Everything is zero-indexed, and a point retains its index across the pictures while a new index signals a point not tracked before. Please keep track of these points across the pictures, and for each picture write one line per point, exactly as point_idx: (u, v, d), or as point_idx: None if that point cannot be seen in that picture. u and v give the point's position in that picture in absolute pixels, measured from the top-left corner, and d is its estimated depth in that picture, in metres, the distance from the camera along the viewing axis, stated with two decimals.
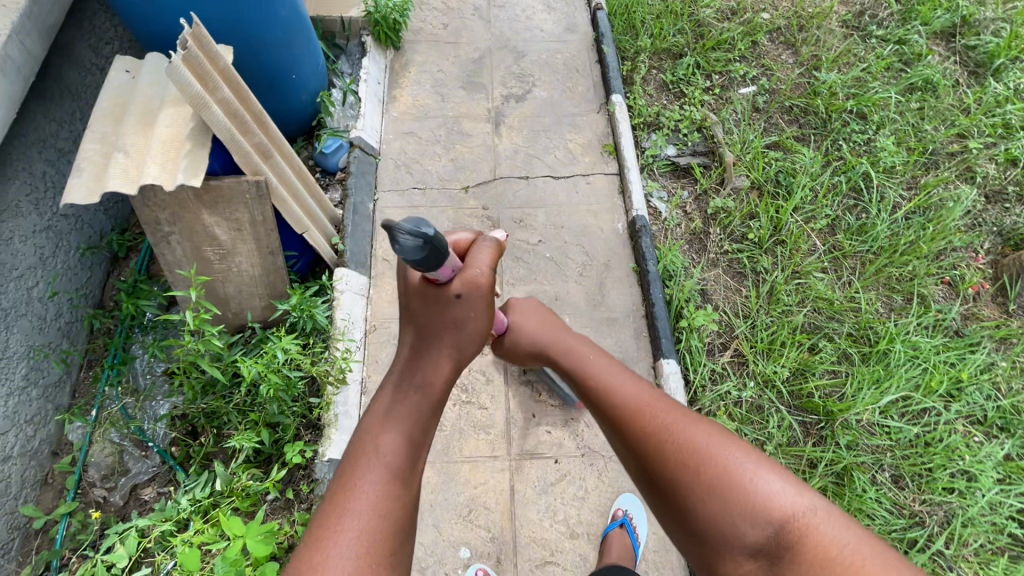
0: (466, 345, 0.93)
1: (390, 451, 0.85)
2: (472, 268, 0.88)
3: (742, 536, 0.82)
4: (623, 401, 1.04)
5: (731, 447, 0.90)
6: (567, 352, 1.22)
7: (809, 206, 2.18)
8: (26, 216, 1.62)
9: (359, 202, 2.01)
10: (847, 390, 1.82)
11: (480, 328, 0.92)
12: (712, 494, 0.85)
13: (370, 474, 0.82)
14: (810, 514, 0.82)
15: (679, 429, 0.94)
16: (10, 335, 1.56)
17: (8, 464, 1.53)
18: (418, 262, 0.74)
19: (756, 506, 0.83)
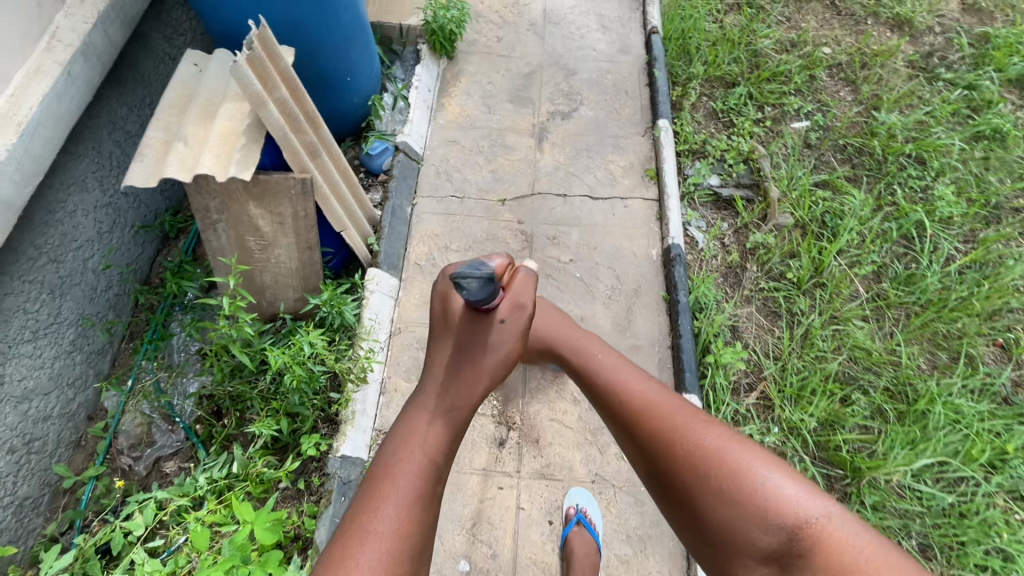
0: (504, 362, 1.13)
1: (417, 474, 0.96)
2: (519, 296, 1.13)
3: (755, 542, 0.89)
4: (639, 402, 1.09)
5: (745, 450, 0.97)
6: (571, 344, 1.25)
7: (855, 250, 2.10)
8: (91, 192, 1.73)
9: (398, 206, 2.06)
10: (879, 447, 1.73)
11: (519, 348, 1.15)
12: (724, 499, 0.92)
13: (395, 497, 0.92)
14: (825, 519, 0.88)
15: (694, 434, 1.00)
16: (63, 302, 1.66)
17: (48, 423, 1.62)
18: (478, 295, 1.00)
19: (770, 512, 0.89)
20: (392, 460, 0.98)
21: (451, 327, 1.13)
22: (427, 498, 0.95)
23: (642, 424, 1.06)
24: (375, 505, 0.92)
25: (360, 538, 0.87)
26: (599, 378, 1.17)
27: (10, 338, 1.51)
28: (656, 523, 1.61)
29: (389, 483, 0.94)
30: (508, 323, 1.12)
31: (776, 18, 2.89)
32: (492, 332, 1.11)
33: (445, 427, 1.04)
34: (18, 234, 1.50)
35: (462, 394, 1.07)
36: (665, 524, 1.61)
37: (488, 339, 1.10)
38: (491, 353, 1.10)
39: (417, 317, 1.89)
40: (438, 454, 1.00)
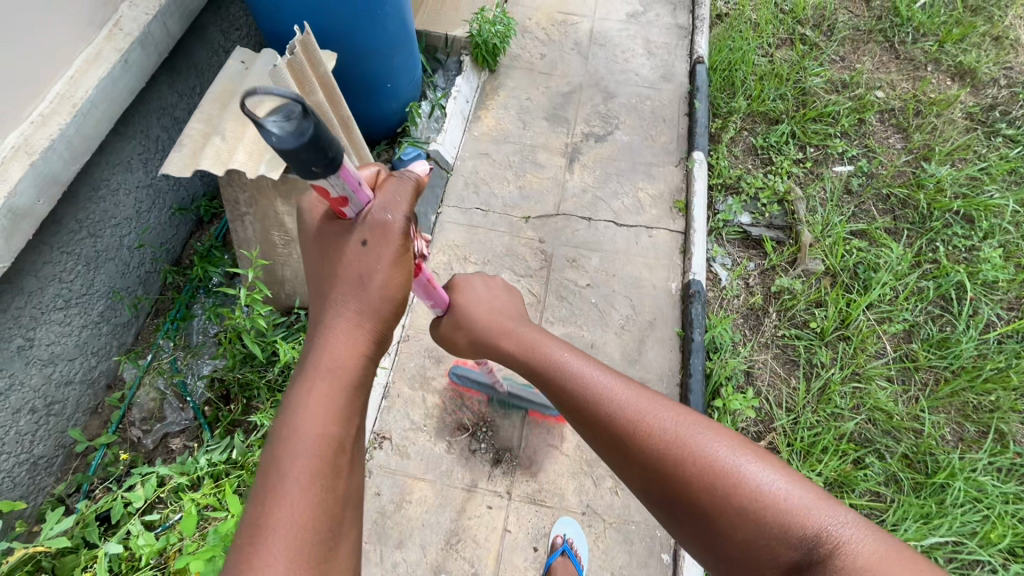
0: (383, 297, 0.90)
1: (308, 450, 0.77)
2: (381, 211, 0.91)
3: (774, 558, 0.76)
4: (605, 406, 0.96)
5: (738, 450, 0.84)
6: (526, 348, 1.15)
7: (886, 305, 2.01)
8: (134, 172, 1.81)
9: (423, 213, 2.09)
10: (889, 517, 1.65)
11: (402, 270, 0.92)
12: (738, 512, 0.78)
13: (290, 478, 0.74)
14: (847, 528, 0.74)
15: (676, 436, 0.87)
16: (97, 275, 1.74)
17: (69, 388, 1.71)
18: (297, 153, 0.65)
19: (784, 525, 0.75)
20: (281, 433, 0.79)
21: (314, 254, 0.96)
22: (336, 468, 0.79)
23: (621, 432, 0.92)
24: (271, 494, 0.73)
25: (262, 533, 0.70)
26: (562, 385, 1.04)
27: (44, 305, 1.59)
28: (643, 564, 1.57)
29: (282, 464, 0.75)
30: (373, 246, 0.90)
31: (829, 56, 2.81)
32: (358, 257, 0.90)
33: (337, 385, 0.84)
34: (62, 208, 1.59)
35: (341, 339, 0.87)
36: (652, 567, 1.57)
37: (354, 264, 0.90)
38: (362, 287, 0.88)
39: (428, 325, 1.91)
40: (331, 424, 0.80)
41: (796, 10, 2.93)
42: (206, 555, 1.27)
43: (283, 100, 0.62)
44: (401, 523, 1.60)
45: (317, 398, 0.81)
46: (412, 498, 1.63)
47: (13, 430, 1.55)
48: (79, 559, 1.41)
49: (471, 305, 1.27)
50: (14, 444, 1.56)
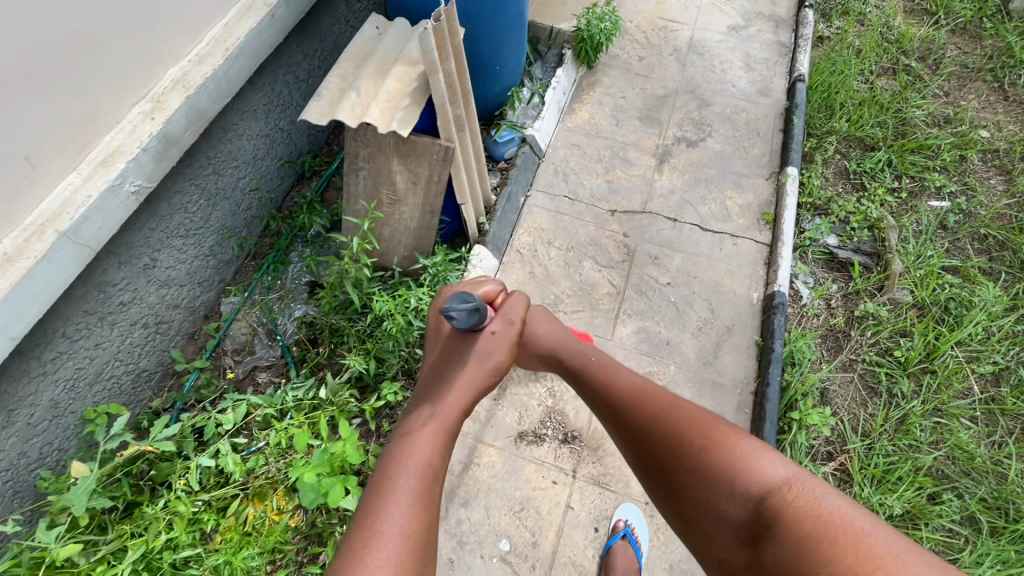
0: (492, 371, 1.29)
1: (414, 475, 1.01)
2: (508, 316, 1.36)
3: (727, 513, 0.98)
4: (618, 392, 1.27)
5: (722, 431, 1.06)
6: (574, 353, 1.44)
7: (976, 345, 1.94)
8: (258, 121, 1.93)
9: (514, 193, 2.15)
10: (962, 557, 1.59)
11: (511, 361, 1.34)
12: (704, 478, 1.02)
13: (398, 490, 0.98)
14: (789, 483, 0.93)
15: (671, 414, 1.14)
16: (214, 211, 1.86)
17: (175, 312, 1.83)
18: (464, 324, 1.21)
19: (736, 484, 0.97)
20: (395, 458, 1.05)
21: (442, 344, 1.36)
22: (431, 498, 1.01)
23: (629, 414, 1.21)
24: (381, 506, 0.96)
25: (372, 534, 0.91)
26: (589, 378, 1.36)
27: (170, 230, 1.71)
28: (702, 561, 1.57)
29: (393, 480, 1.00)
30: (499, 335, 1.34)
31: (933, 90, 2.75)
32: (484, 346, 1.30)
33: (443, 431, 1.13)
34: (198, 145, 1.71)
35: (453, 397, 1.21)
36: None
37: (480, 349, 1.30)
38: (481, 364, 1.27)
39: None
40: (432, 456, 1.07)
41: (902, 40, 2.87)
42: (317, 469, 1.47)
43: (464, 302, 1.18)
44: (469, 483, 1.65)
45: (425, 435, 1.11)
46: (480, 462, 1.68)
47: (128, 341, 1.67)
48: (173, 467, 1.49)
49: (534, 321, 1.53)
50: (126, 354, 1.68)
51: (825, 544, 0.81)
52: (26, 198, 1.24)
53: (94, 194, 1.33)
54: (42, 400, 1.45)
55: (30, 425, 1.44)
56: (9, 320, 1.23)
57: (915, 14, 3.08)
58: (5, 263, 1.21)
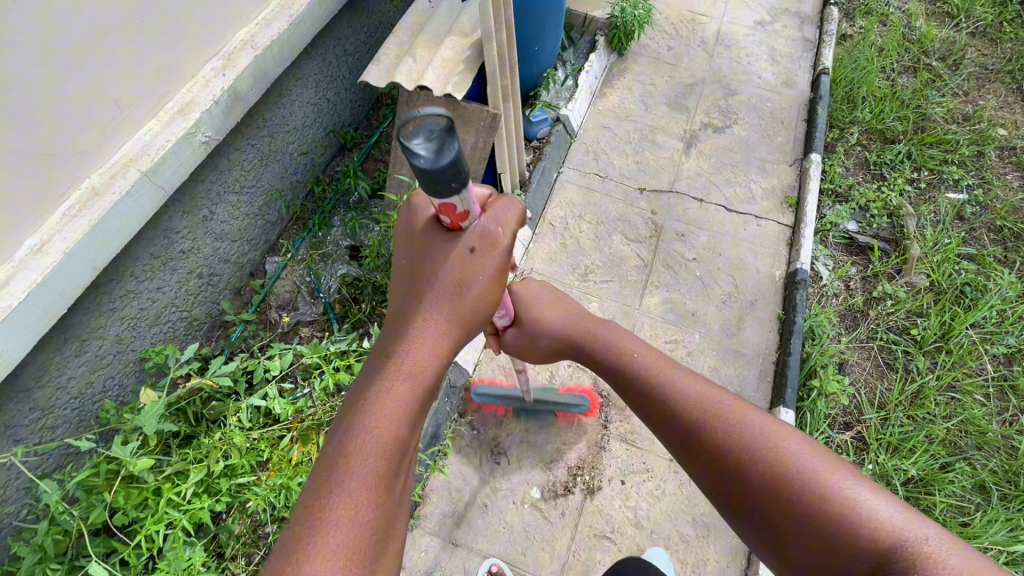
0: (475, 307, 0.96)
1: (377, 450, 0.81)
2: (493, 225, 0.96)
3: (840, 566, 0.77)
4: (673, 399, 1.01)
5: (816, 456, 0.85)
6: (598, 345, 1.22)
7: (991, 327, 2.01)
8: (309, 88, 2.03)
9: (548, 168, 2.24)
10: (973, 519, 1.66)
11: (495, 284, 0.98)
12: (797, 512, 0.81)
13: (356, 468, 0.79)
14: (922, 541, 0.73)
15: (747, 433, 0.90)
16: (265, 172, 1.95)
17: (226, 265, 1.92)
18: (432, 172, 0.67)
19: (845, 531, 0.77)
20: (356, 427, 0.83)
21: (414, 258, 0.99)
22: (394, 474, 0.83)
23: (691, 431, 0.96)
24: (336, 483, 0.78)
25: (320, 517, 0.75)
26: (629, 377, 1.11)
27: (226, 185, 1.80)
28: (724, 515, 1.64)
29: (350, 454, 0.80)
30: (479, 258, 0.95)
31: (952, 89, 2.83)
32: (460, 266, 0.95)
33: (411, 390, 0.89)
34: (257, 106, 1.81)
35: (425, 347, 0.93)
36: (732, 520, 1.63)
37: (454, 271, 0.94)
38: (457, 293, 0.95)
39: (541, 268, 2.05)
40: (399, 427, 0.84)
41: (923, 40, 2.95)
42: None
43: (424, 120, 0.66)
44: (502, 435, 1.73)
45: (394, 396, 0.87)
46: (513, 416, 1.76)
47: (184, 288, 1.76)
48: (226, 406, 1.58)
49: (539, 305, 1.36)
50: (182, 301, 1.77)
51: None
52: (114, 139, 1.35)
53: (172, 139, 1.43)
54: (109, 335, 1.54)
55: (99, 357, 1.52)
56: (95, 249, 1.32)
57: (936, 16, 3.16)
58: (93, 197, 1.31)
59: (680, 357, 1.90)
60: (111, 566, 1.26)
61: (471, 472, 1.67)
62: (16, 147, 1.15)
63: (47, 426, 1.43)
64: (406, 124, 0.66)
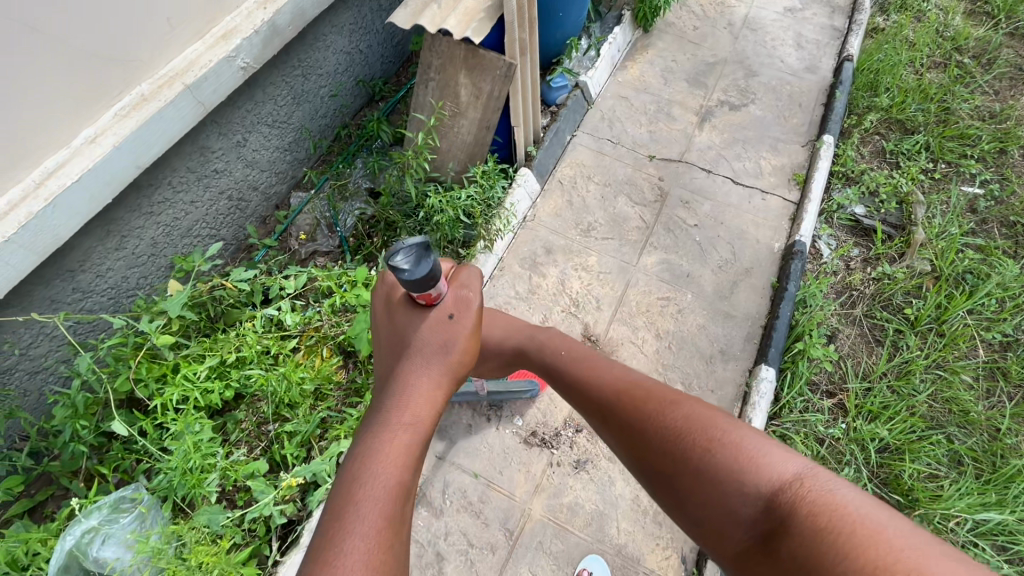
0: (459, 361, 1.05)
1: (381, 495, 0.85)
2: (464, 289, 1.07)
3: (733, 512, 0.81)
4: (606, 391, 1.12)
5: (719, 421, 0.92)
6: (547, 351, 1.33)
7: (989, 314, 2.01)
8: (343, 37, 2.17)
9: (562, 129, 2.33)
10: (944, 489, 1.69)
11: (475, 342, 1.09)
12: (705, 471, 0.86)
13: (359, 522, 0.81)
14: (801, 479, 0.77)
15: (668, 407, 0.98)
16: (296, 111, 2.10)
17: (254, 193, 2.08)
18: (415, 282, 0.88)
19: (741, 480, 0.81)
20: (354, 485, 0.86)
21: (393, 325, 1.10)
22: (399, 526, 0.84)
23: (615, 412, 1.06)
24: (339, 537, 0.79)
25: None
26: (572, 375, 1.22)
27: (260, 117, 1.95)
28: None
29: (353, 509, 0.82)
30: (457, 320, 1.06)
31: (981, 87, 2.79)
32: (440, 330, 1.04)
33: (413, 442, 0.94)
34: (293, 45, 1.96)
35: (423, 397, 1.00)
36: None
37: (434, 336, 1.04)
38: (443, 354, 1.04)
39: (546, 221, 2.15)
40: (403, 474, 0.89)
41: (958, 38, 2.92)
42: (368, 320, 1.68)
43: (408, 245, 0.84)
44: None
45: (394, 450, 0.91)
46: None
47: (214, 208, 1.92)
48: (242, 312, 1.72)
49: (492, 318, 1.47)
50: (212, 221, 1.93)
51: (842, 546, 0.65)
52: (162, 53, 1.50)
53: (214, 60, 1.58)
54: (145, 237, 1.70)
55: (135, 255, 1.69)
56: (137, 149, 1.47)
57: (975, 16, 3.12)
58: (142, 102, 1.47)
59: (671, 313, 1.98)
60: (129, 429, 1.43)
61: (460, 397, 1.78)
62: (79, 45, 1.32)
63: (88, 310, 1.60)
64: (391, 250, 0.83)
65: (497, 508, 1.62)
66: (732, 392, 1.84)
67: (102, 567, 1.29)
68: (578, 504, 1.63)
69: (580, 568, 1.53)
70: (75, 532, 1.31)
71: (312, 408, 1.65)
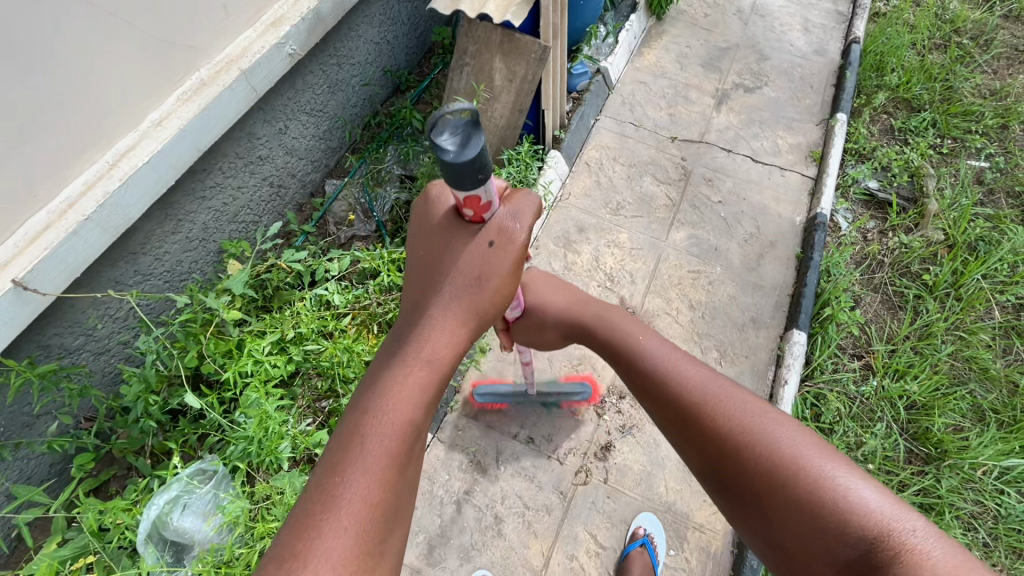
0: (489, 302, 0.99)
1: (392, 431, 0.83)
2: (511, 218, 0.98)
3: (829, 551, 0.79)
4: (682, 384, 1.07)
5: (821, 452, 0.87)
6: (616, 334, 1.28)
7: (1002, 278, 2.11)
8: (374, 27, 2.23)
9: (586, 114, 2.40)
10: (970, 441, 1.78)
11: (513, 281, 1.01)
12: (797, 500, 0.83)
13: (363, 456, 0.80)
14: (909, 532, 0.75)
15: (751, 425, 0.93)
16: (331, 99, 2.15)
17: (292, 180, 2.13)
18: (456, 167, 0.74)
19: (843, 521, 0.78)
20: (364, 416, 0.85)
21: (432, 244, 1.02)
22: (402, 470, 0.83)
23: (689, 413, 1.02)
24: (348, 459, 0.80)
25: (328, 500, 0.75)
26: (643, 365, 1.16)
27: (298, 105, 2.00)
28: None
29: (361, 440, 0.82)
30: (496, 251, 0.98)
31: (981, 66, 2.90)
32: (476, 260, 0.97)
33: (431, 379, 0.92)
34: (329, 34, 2.01)
35: (445, 334, 0.96)
36: None
37: (470, 266, 0.97)
38: (475, 290, 0.97)
39: (576, 201, 2.22)
40: (416, 410, 0.88)
41: (956, 21, 3.02)
42: None
43: (450, 119, 0.72)
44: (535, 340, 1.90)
45: (407, 385, 0.90)
46: None
47: (258, 194, 1.97)
48: (293, 293, 1.77)
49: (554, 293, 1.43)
50: (255, 207, 1.98)
51: None
52: (217, 41, 1.55)
53: (265, 48, 1.63)
54: (198, 221, 1.75)
55: (189, 239, 1.74)
56: (197, 133, 1.52)
57: None
58: (201, 87, 1.52)
59: (702, 285, 2.06)
60: (200, 403, 1.48)
61: (506, 369, 1.84)
62: (145, 33, 1.36)
63: (148, 292, 1.65)
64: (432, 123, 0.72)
65: (549, 472, 1.69)
66: (765, 357, 1.92)
67: (181, 534, 1.36)
68: (626, 466, 1.70)
69: (634, 525, 1.61)
70: (158, 501, 1.35)
71: None
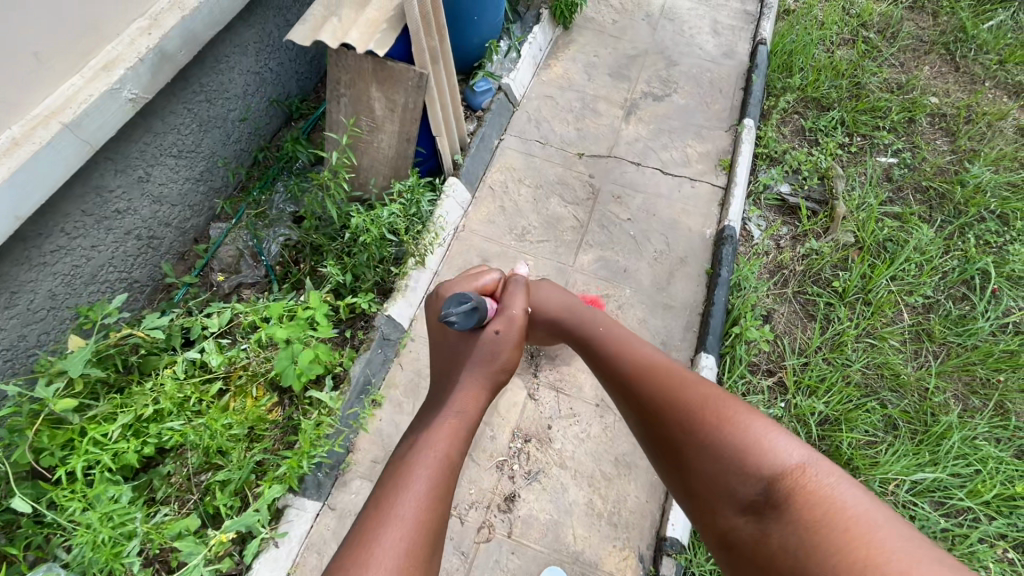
0: (501, 368, 1.32)
1: (433, 465, 1.05)
2: (511, 307, 1.40)
3: (733, 490, 0.93)
4: (628, 363, 1.23)
5: (736, 408, 1.01)
6: (583, 322, 1.41)
7: (909, 279, 2.10)
8: (248, 56, 2.05)
9: (488, 135, 2.29)
10: (880, 454, 1.75)
11: (516, 354, 1.36)
12: (709, 446, 0.98)
13: (412, 485, 1.00)
14: (801, 469, 0.88)
15: (680, 390, 1.10)
16: (205, 137, 1.99)
17: (167, 229, 1.96)
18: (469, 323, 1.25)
19: (743, 463, 0.93)
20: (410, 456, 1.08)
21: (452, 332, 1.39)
22: (444, 500, 1.03)
23: (629, 381, 1.20)
24: (398, 490, 1.00)
25: (382, 522, 0.94)
26: (601, 349, 1.32)
27: (163, 148, 1.83)
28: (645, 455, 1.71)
29: (408, 476, 1.02)
30: (502, 335, 1.35)
31: (887, 59, 2.91)
32: (487, 343, 1.32)
33: (463, 425, 1.17)
34: (191, 69, 1.84)
35: (470, 393, 1.25)
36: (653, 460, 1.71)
37: (484, 346, 1.32)
38: (490, 361, 1.31)
39: (479, 229, 2.11)
40: (452, 448, 1.11)
41: (862, 15, 3.02)
42: (292, 350, 1.59)
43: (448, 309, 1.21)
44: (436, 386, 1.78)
45: (445, 431, 1.13)
46: None
47: (121, 249, 1.80)
48: (159, 360, 1.61)
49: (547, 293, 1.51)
50: (120, 265, 1.81)
51: (839, 552, 0.76)
52: (32, 93, 1.39)
53: (95, 95, 1.47)
54: (41, 289, 1.57)
55: (31, 311, 1.56)
56: (15, 198, 1.35)
57: None
58: (13, 147, 1.35)
59: (611, 310, 1.98)
60: (36, 503, 1.32)
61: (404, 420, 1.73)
62: None
63: None
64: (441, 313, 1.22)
65: (450, 532, 1.58)
66: None
67: None
68: (533, 516, 1.61)
69: None
70: None
71: (247, 452, 1.56)
